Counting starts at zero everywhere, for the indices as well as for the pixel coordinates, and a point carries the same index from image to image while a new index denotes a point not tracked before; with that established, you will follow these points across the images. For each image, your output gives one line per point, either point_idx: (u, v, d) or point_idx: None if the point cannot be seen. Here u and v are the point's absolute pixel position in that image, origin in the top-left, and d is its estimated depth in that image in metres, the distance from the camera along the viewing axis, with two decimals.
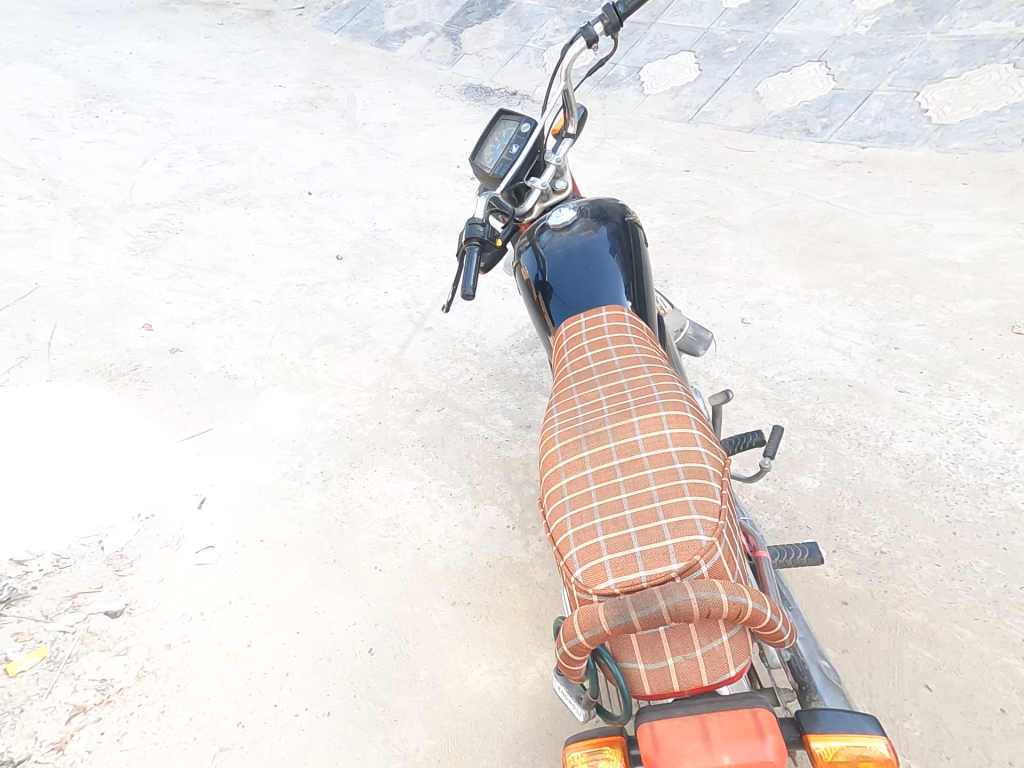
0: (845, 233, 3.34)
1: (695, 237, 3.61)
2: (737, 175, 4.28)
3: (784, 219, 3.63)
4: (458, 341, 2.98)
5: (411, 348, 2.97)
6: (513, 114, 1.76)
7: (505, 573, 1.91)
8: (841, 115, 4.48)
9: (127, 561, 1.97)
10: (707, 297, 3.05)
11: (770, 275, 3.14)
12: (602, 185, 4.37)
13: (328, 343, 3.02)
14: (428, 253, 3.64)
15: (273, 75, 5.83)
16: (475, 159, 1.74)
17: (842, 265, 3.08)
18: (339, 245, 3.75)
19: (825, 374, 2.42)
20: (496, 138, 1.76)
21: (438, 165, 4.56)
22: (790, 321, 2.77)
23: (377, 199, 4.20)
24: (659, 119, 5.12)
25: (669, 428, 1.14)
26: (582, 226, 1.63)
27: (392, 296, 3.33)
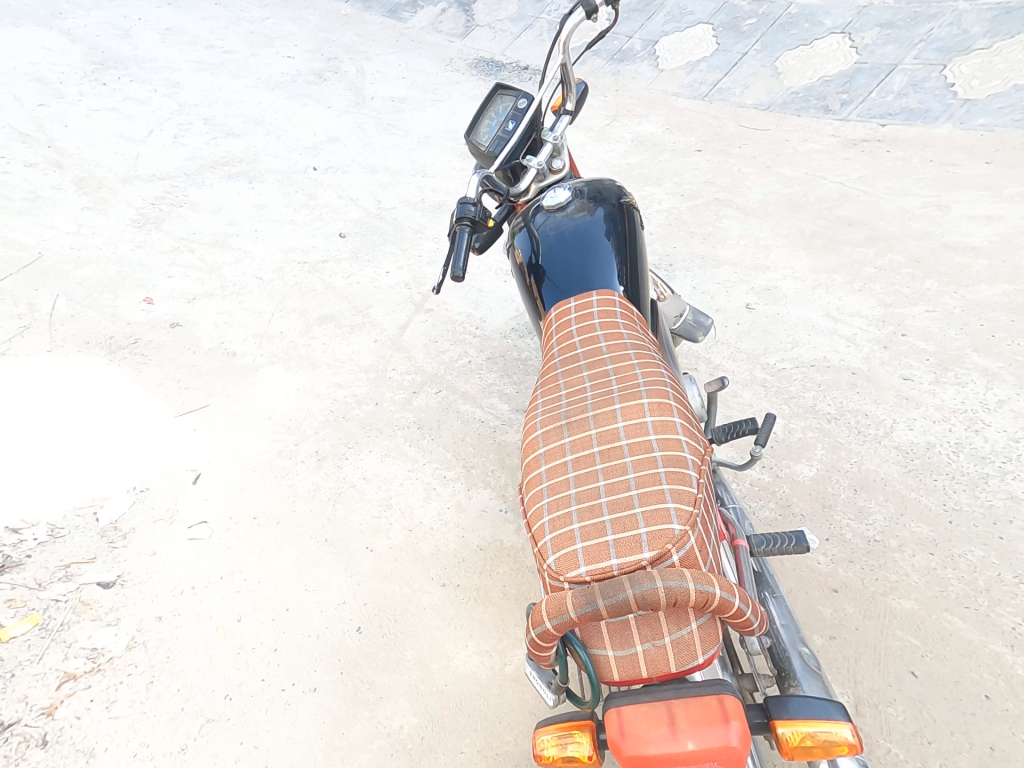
0: (859, 216, 3.23)
1: (703, 219, 3.53)
2: (750, 155, 4.15)
3: (795, 201, 3.52)
4: (458, 324, 2.96)
5: (411, 329, 2.96)
6: (510, 88, 1.67)
7: (495, 556, 1.93)
8: (862, 91, 4.29)
9: (120, 534, 2.02)
10: (711, 281, 2.99)
11: (778, 260, 3.06)
12: (611, 164, 4.27)
13: (327, 322, 3.02)
14: (431, 234, 3.60)
15: (282, 45, 5.73)
16: (470, 136, 1.66)
17: (853, 249, 2.98)
18: (343, 223, 3.72)
19: (827, 360, 2.37)
20: (492, 114, 1.67)
21: (444, 143, 4.48)
22: (796, 307, 2.71)
23: (382, 176, 4.14)
24: (672, 96, 4.97)
25: (651, 415, 1.12)
26: (576, 208, 1.59)
27: (394, 276, 3.31)
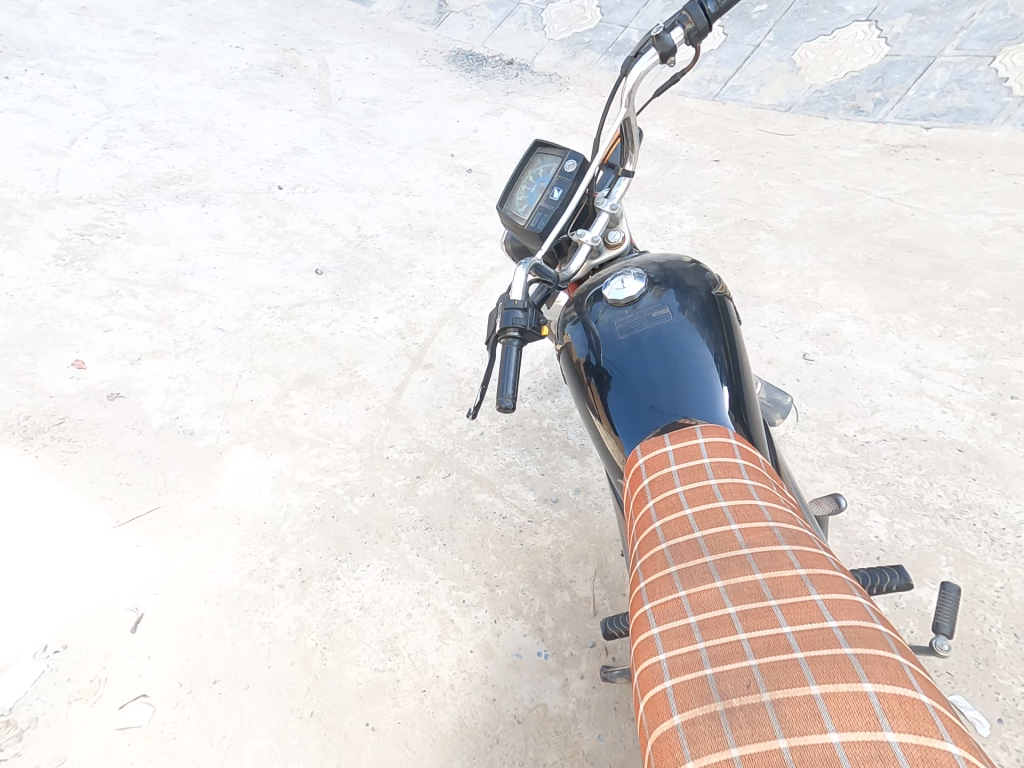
0: (918, 239, 2.82)
1: (734, 245, 3.15)
2: (775, 166, 3.75)
3: (839, 221, 3.12)
4: (466, 385, 2.62)
5: (410, 393, 2.57)
6: (553, 145, 1.32)
7: (539, 734, 1.52)
8: (896, 88, 3.87)
9: (16, 731, 1.53)
10: (757, 325, 2.60)
11: (830, 296, 2.67)
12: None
13: (307, 384, 2.58)
14: (425, 271, 3.20)
15: (227, 32, 5.09)
16: (503, 205, 1.32)
17: (920, 283, 2.57)
18: (320, 257, 3.26)
19: (923, 433, 1.98)
20: (531, 176, 1.32)
21: (430, 154, 3.98)
22: (866, 358, 2.33)
23: (361, 196, 3.65)
24: (679, 94, 4.49)
25: (898, 735, 0.66)
26: (650, 302, 1.21)
27: (385, 322, 2.90)
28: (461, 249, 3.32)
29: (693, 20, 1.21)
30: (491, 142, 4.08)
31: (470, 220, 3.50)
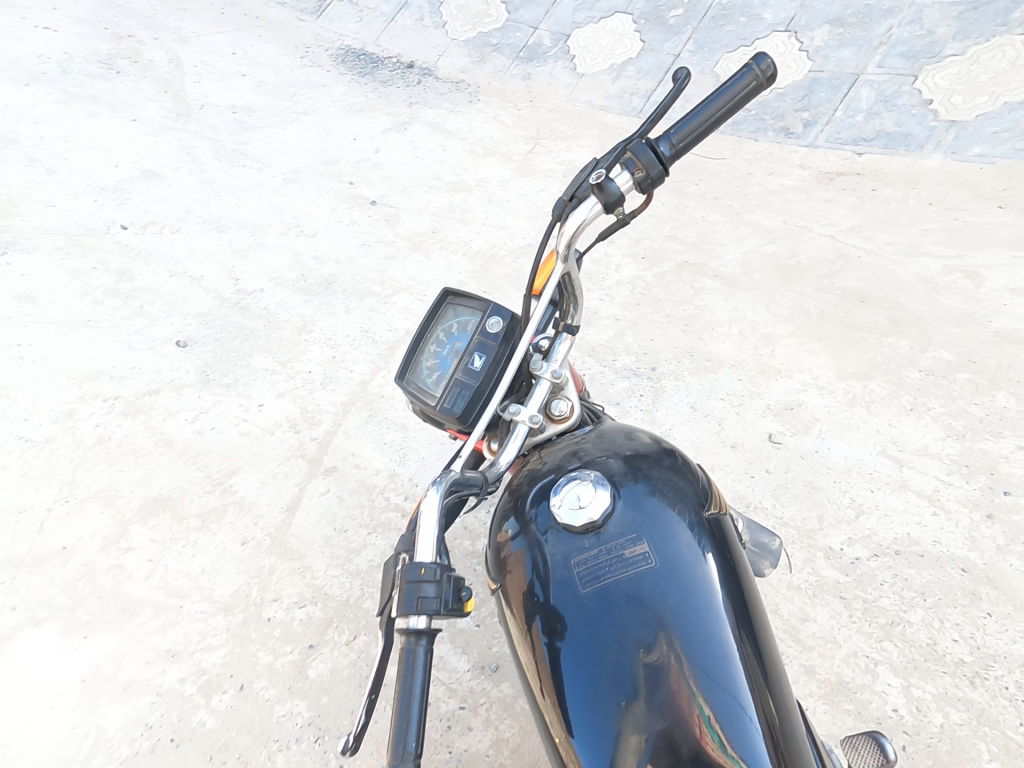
0: (868, 288, 2.71)
1: (679, 296, 2.91)
2: (711, 196, 3.48)
3: (786, 265, 2.95)
4: (377, 500, 2.09)
5: (303, 516, 2.05)
6: (466, 295, 1.17)
7: None
8: (824, 108, 3.73)
9: None
10: (715, 398, 2.40)
11: (788, 357, 2.48)
12: (545, 209, 3.28)
13: (161, 507, 2.05)
14: (324, 336, 2.61)
15: (38, 9, 4.18)
16: (408, 370, 1.15)
17: (878, 341, 2.42)
18: (182, 323, 2.59)
19: (918, 545, 1.69)
20: (445, 333, 1.16)
21: (322, 181, 3.32)
22: (837, 439, 2.09)
23: (236, 237, 2.95)
24: (601, 110, 3.98)
25: None
26: (620, 526, 0.90)
27: (277, 409, 2.35)
28: (370, 305, 2.74)
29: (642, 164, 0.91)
30: (397, 165, 3.50)
31: (376, 265, 2.93)
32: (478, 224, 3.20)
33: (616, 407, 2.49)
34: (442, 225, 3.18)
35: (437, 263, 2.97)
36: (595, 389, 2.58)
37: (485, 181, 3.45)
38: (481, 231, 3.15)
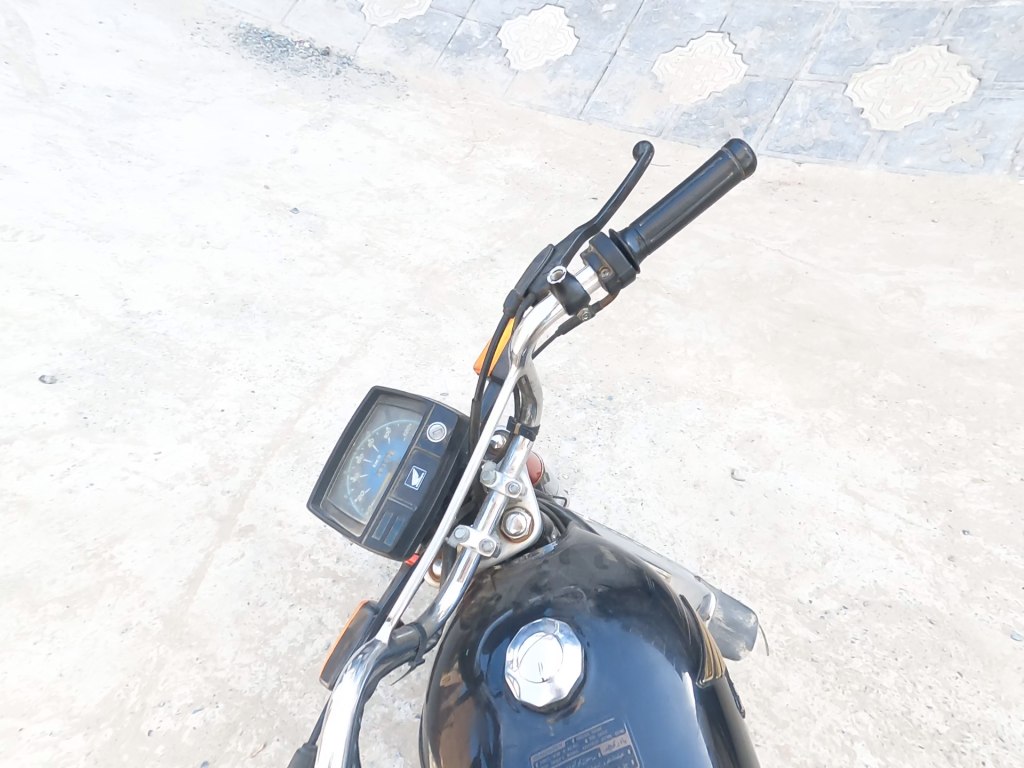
0: (819, 307, 2.66)
1: (633, 316, 2.78)
2: None
3: (736, 283, 2.86)
4: (301, 565, 1.94)
5: (207, 591, 1.89)
6: (403, 392, 0.95)
7: None
8: (762, 114, 3.69)
9: None
10: (672, 430, 2.29)
11: (745, 383, 2.40)
12: (486, 220, 3.27)
13: (17, 595, 1.83)
14: (240, 367, 2.48)
15: None
16: (329, 484, 0.92)
17: (832, 364, 2.37)
18: (52, 352, 2.42)
19: (886, 593, 1.63)
20: (378, 438, 0.94)
21: (232, 184, 3.20)
22: (799, 474, 2.01)
23: (119, 249, 2.80)
24: (539, 110, 4.01)
25: None
26: (594, 703, 0.69)
27: (177, 459, 2.19)
28: (295, 330, 2.64)
29: (605, 262, 0.79)
30: (321, 170, 3.39)
31: (303, 288, 2.81)
32: (412, 237, 3.14)
33: (572, 442, 2.31)
34: (374, 238, 3.09)
35: (370, 281, 2.91)
36: (550, 422, 2.39)
37: (421, 189, 3.40)
38: (419, 246, 3.09)
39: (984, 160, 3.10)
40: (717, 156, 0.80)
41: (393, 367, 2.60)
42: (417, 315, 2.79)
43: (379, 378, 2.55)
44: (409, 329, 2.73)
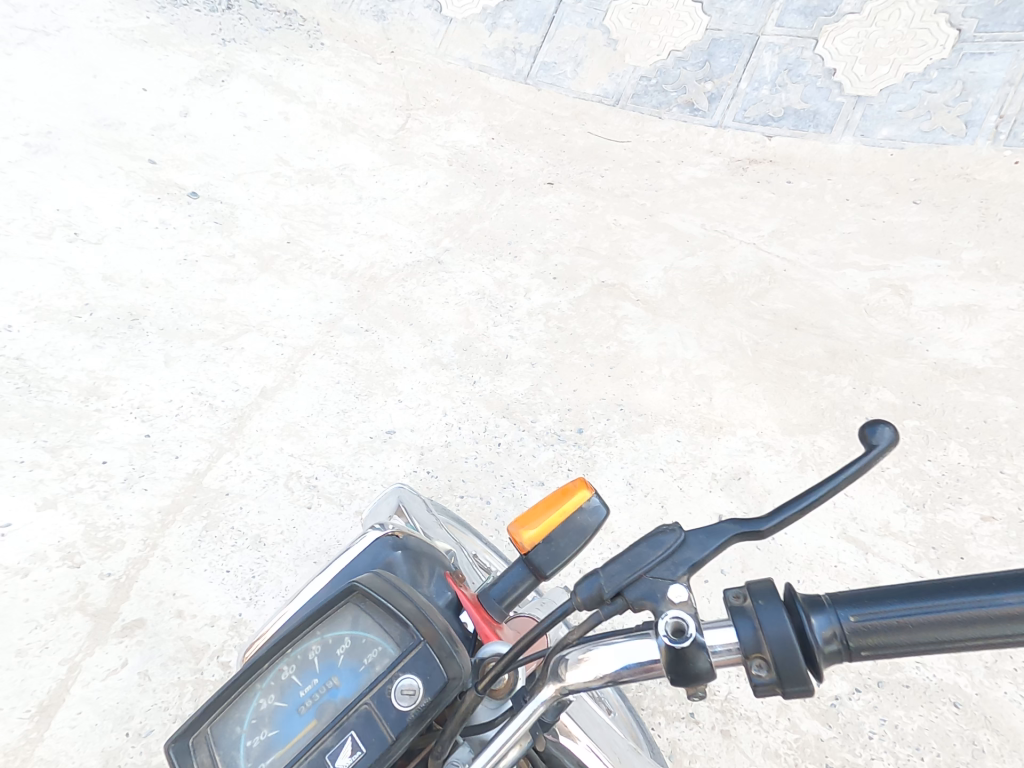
0: (799, 311, 2.47)
1: (598, 323, 2.60)
2: (620, 193, 3.11)
3: (710, 283, 2.64)
4: (206, 671, 1.71)
5: (66, 723, 1.61)
6: (382, 603, 0.73)
7: None
8: (727, 79, 3.38)
9: None
10: (654, 467, 2.17)
11: (727, 407, 2.29)
12: (429, 211, 3.08)
13: None
14: (127, 404, 2.24)
15: None
16: (225, 701, 0.71)
17: (819, 380, 2.26)
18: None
19: (907, 674, 1.47)
20: (322, 654, 0.72)
21: (100, 152, 3.02)
22: None
23: None
24: (480, 70, 3.81)
25: None
26: None
27: (31, 534, 1.91)
28: (202, 354, 2.42)
29: (750, 644, 0.54)
30: (215, 138, 3.25)
31: (190, 288, 2.63)
32: (347, 231, 2.96)
33: (540, 488, 2.15)
34: (299, 234, 2.92)
35: (295, 288, 2.71)
36: (514, 463, 2.21)
37: (349, 169, 3.24)
38: (352, 244, 2.91)
39: (967, 128, 2.87)
40: (1014, 578, 0.50)
41: (328, 398, 2.37)
42: (354, 332, 2.59)
43: (308, 413, 2.32)
44: (346, 350, 2.52)
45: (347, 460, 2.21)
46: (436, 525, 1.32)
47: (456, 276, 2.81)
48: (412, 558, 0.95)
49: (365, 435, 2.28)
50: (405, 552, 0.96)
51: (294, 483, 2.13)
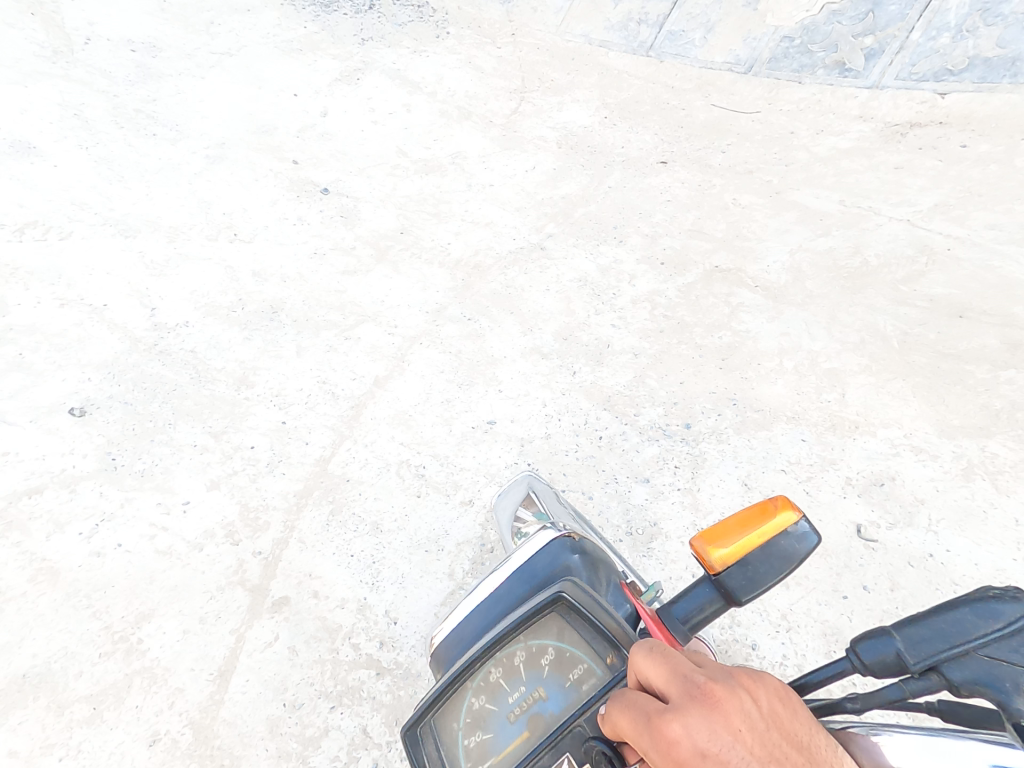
0: (962, 295, 2.38)
1: (710, 311, 2.52)
2: (743, 169, 3.15)
3: (851, 265, 2.57)
4: (341, 651, 1.86)
5: (239, 688, 1.80)
6: (582, 621, 0.97)
7: None
8: (893, 29, 3.31)
9: None
10: (773, 472, 2.00)
11: (865, 405, 2.11)
12: (534, 196, 3.18)
13: (40, 681, 1.81)
14: (268, 393, 2.52)
15: None
16: (454, 693, 0.98)
17: (993, 374, 2.13)
18: (81, 377, 2.53)
19: None
20: (531, 658, 0.98)
21: (259, 158, 3.44)
22: (959, 535, 1.78)
23: (148, 246, 3.00)
24: (601, 45, 4.03)
25: None
26: None
27: (204, 512, 2.18)
28: (327, 344, 2.65)
29: None
30: (348, 137, 3.57)
31: (325, 282, 2.89)
32: (455, 220, 3.12)
33: (646, 485, 2.06)
34: (412, 224, 3.12)
35: (407, 278, 2.88)
36: (618, 459, 2.13)
37: (461, 158, 3.44)
38: (460, 233, 3.05)
39: None
40: None
41: (434, 387, 2.48)
42: (458, 320, 2.69)
43: (416, 402, 2.44)
44: (451, 339, 2.62)
45: (452, 449, 2.29)
46: (561, 510, 1.70)
47: (561, 261, 2.84)
48: (590, 563, 1.20)
49: (468, 425, 2.35)
50: (583, 557, 1.19)
51: (404, 471, 2.25)
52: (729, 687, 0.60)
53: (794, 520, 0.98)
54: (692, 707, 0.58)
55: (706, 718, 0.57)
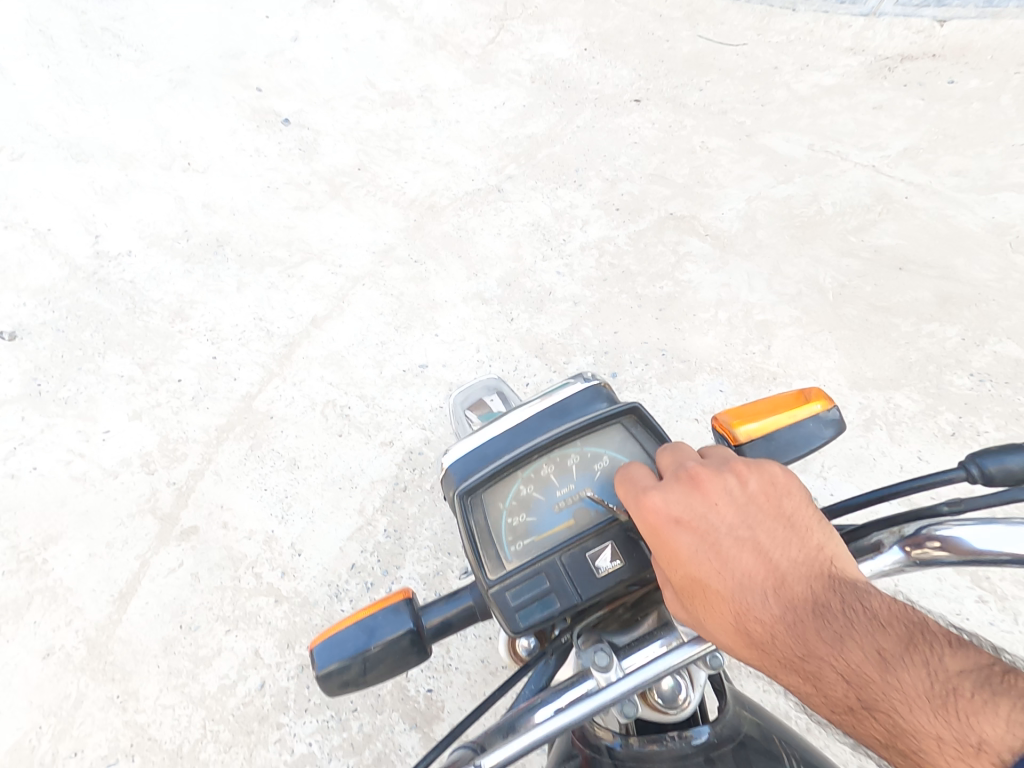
0: (909, 249, 2.28)
1: (655, 259, 2.43)
2: (721, 109, 2.95)
3: (808, 213, 2.46)
4: (242, 579, 1.91)
5: (138, 610, 1.86)
6: (653, 438, 0.88)
7: None
8: None
9: None
10: (686, 419, 2.00)
11: (787, 356, 2.08)
12: (500, 134, 3.00)
13: None
14: (203, 328, 2.45)
15: None
16: (505, 472, 0.83)
17: (918, 330, 2.08)
18: (16, 302, 2.49)
19: None
20: (585, 461, 0.87)
21: (222, 84, 3.21)
22: (844, 481, 1.80)
23: (99, 174, 2.85)
24: None
25: None
26: None
27: (124, 441, 2.18)
28: (269, 282, 2.57)
29: None
30: (314, 64, 3.32)
31: (270, 217, 2.77)
32: (415, 158, 2.95)
33: None
34: (370, 160, 2.96)
35: (358, 216, 2.76)
36: None
37: (430, 91, 3.22)
38: (418, 172, 2.89)
39: None
40: None
41: (370, 329, 2.42)
42: (404, 263, 2.60)
43: (350, 343, 2.39)
44: (393, 281, 2.54)
45: (379, 391, 2.26)
46: None
47: (514, 202, 2.72)
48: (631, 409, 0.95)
49: (399, 368, 2.31)
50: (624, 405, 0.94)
51: (329, 410, 2.23)
52: (714, 475, 0.68)
53: (825, 410, 0.90)
54: (677, 486, 0.68)
55: (686, 495, 0.67)
